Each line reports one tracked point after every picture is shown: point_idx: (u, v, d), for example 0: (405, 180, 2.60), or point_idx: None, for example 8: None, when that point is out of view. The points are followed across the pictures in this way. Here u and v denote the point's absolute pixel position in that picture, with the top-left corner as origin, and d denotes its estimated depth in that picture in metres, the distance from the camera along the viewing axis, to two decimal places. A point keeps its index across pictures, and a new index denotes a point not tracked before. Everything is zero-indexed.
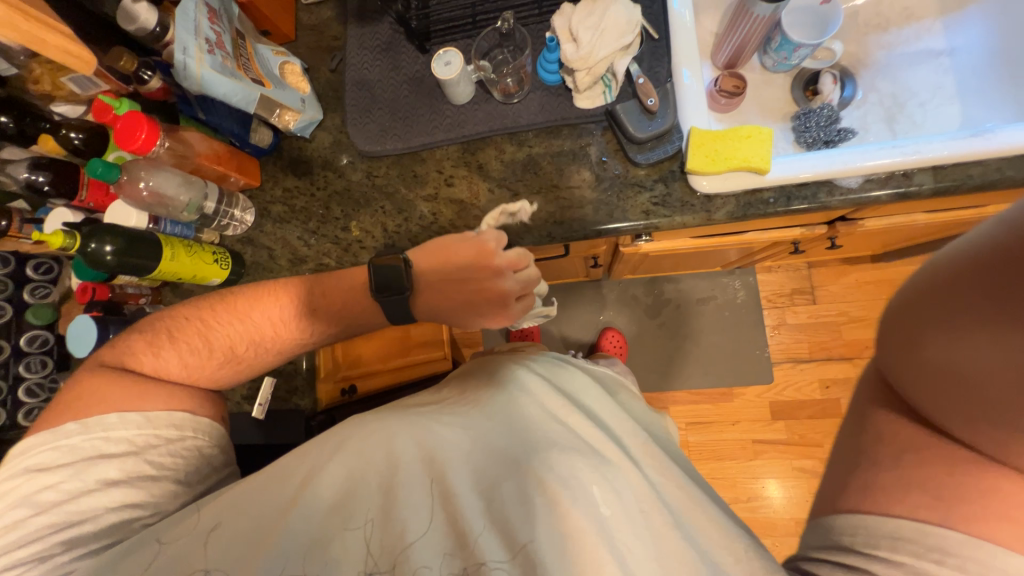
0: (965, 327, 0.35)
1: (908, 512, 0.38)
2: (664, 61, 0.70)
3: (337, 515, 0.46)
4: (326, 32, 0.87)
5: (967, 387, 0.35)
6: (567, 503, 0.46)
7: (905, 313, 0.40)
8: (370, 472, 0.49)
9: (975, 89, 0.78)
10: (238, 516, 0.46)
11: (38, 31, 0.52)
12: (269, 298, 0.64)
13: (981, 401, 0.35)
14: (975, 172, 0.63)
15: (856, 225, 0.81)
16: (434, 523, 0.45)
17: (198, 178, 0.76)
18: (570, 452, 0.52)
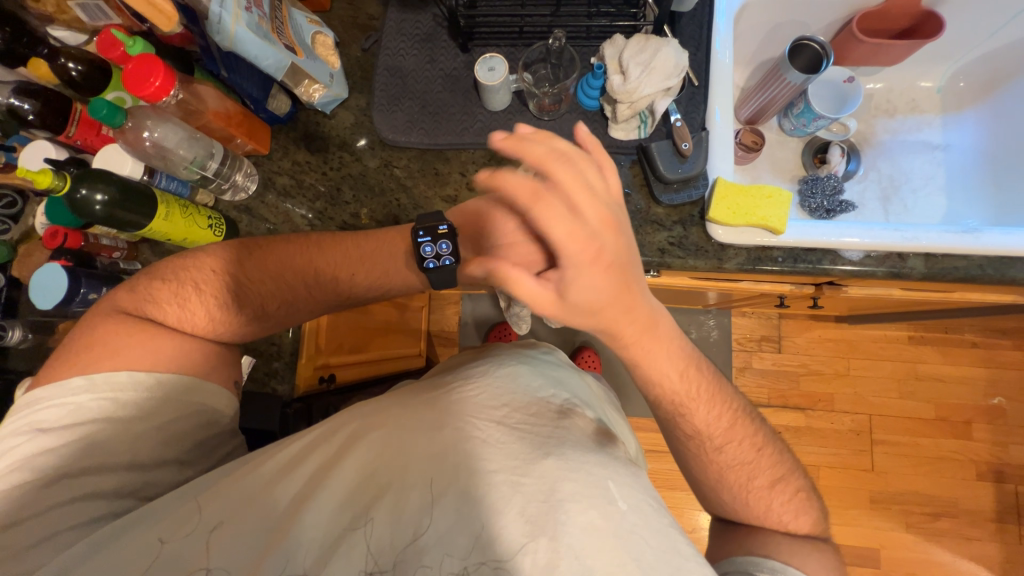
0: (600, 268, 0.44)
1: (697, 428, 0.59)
2: (700, 107, 0.72)
3: (344, 515, 0.45)
4: (363, 9, 0.84)
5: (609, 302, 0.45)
6: (582, 500, 0.45)
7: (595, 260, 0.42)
8: (379, 469, 0.48)
9: (962, 185, 0.85)
10: (248, 519, 0.46)
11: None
12: (302, 252, 0.65)
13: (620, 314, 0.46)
14: (962, 265, 0.68)
15: (840, 291, 0.87)
16: (443, 519, 0.44)
17: (203, 135, 0.71)
18: (582, 447, 0.51)
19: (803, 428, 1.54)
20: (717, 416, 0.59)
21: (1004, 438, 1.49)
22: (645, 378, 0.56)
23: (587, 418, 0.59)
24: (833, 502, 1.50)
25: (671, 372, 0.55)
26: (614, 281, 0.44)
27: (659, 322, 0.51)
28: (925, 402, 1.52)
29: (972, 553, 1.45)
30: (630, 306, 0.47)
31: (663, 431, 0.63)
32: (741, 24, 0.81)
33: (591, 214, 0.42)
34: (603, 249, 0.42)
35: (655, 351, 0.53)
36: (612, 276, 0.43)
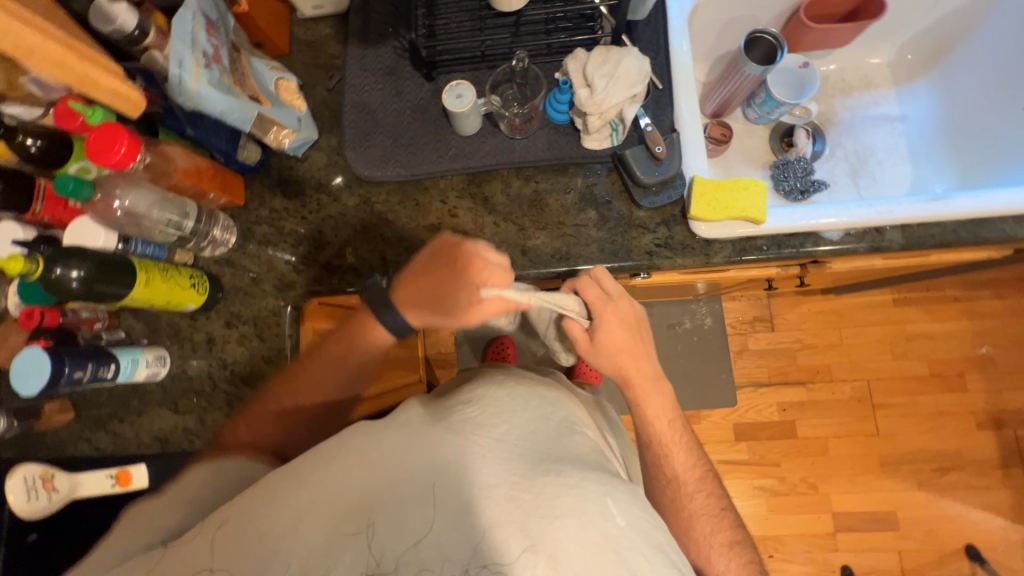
0: (629, 333, 0.64)
1: (673, 475, 0.69)
2: (668, 109, 0.74)
3: (345, 525, 0.45)
4: (322, 49, 0.84)
5: (634, 342, 0.65)
6: (580, 516, 0.46)
7: (627, 322, 0.64)
8: (380, 484, 0.46)
9: (924, 153, 0.88)
10: (250, 528, 0.45)
11: (89, 71, 0.52)
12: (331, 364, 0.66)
13: (641, 356, 0.66)
14: (936, 232, 0.70)
15: (824, 268, 0.89)
16: (442, 530, 0.44)
17: (175, 195, 0.69)
18: (583, 465, 0.51)
19: (806, 402, 1.57)
20: (692, 472, 0.69)
21: (996, 385, 1.54)
22: (642, 417, 0.69)
23: (586, 430, 0.59)
24: (845, 471, 1.53)
25: (662, 419, 0.68)
26: (628, 331, 0.64)
27: (661, 376, 0.68)
28: (918, 360, 1.56)
29: (984, 502, 1.48)
30: (639, 354, 0.65)
31: (643, 469, 0.72)
32: (695, 24, 0.83)
33: (617, 293, 0.64)
34: (625, 319, 0.64)
35: (660, 399, 0.68)
36: (629, 331, 0.64)
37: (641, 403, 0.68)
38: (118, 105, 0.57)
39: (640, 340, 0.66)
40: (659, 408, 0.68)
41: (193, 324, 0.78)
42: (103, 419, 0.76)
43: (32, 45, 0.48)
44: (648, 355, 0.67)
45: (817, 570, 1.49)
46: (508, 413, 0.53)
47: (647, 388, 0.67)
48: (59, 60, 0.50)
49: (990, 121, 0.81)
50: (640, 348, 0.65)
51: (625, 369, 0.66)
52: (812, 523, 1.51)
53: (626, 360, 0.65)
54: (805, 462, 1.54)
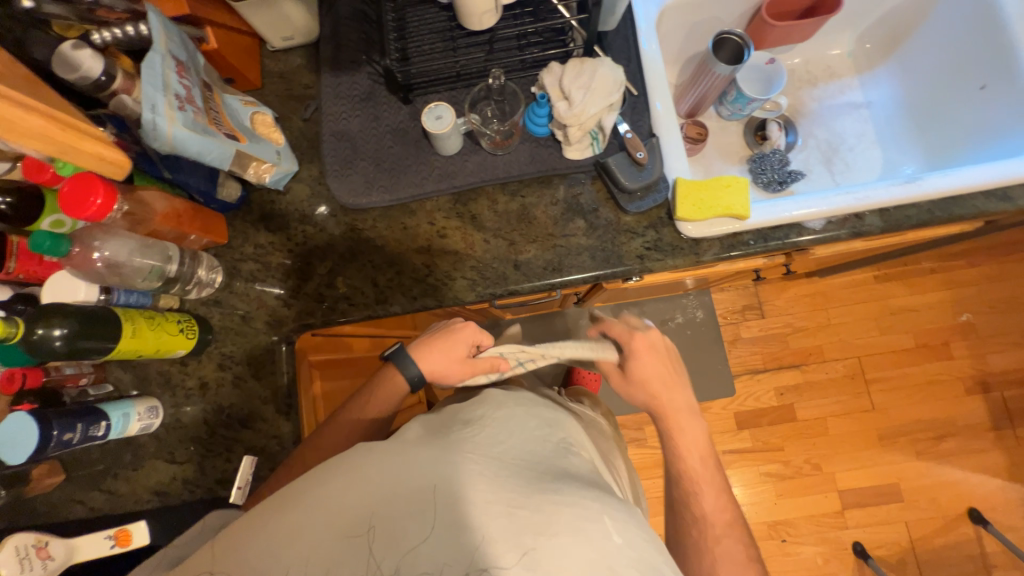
0: (661, 363, 0.74)
1: (703, 514, 0.69)
2: (645, 115, 0.75)
3: (342, 531, 0.45)
4: (295, 80, 0.83)
5: (667, 373, 0.74)
6: (578, 534, 0.45)
7: (660, 355, 0.74)
8: (379, 499, 0.46)
9: (891, 136, 0.92)
10: (247, 540, 0.46)
11: (74, 142, 0.51)
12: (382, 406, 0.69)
13: (674, 388, 0.73)
14: (913, 213, 0.73)
15: (809, 255, 0.91)
16: (440, 544, 0.44)
17: (155, 240, 0.68)
18: (581, 484, 0.51)
19: (802, 385, 1.60)
20: (722, 512, 0.69)
21: (980, 349, 1.59)
22: (675, 451, 0.72)
23: (582, 453, 0.59)
24: (846, 448, 1.56)
25: (694, 456, 0.72)
26: (660, 362, 0.74)
27: (698, 411, 0.73)
28: (904, 333, 1.60)
29: (981, 465, 1.52)
30: (672, 386, 0.74)
31: (670, 506, 0.73)
32: (663, 28, 0.85)
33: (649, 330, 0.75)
34: (658, 351, 0.74)
35: (693, 432, 0.72)
36: (661, 360, 0.74)
37: (678, 436, 0.72)
38: (103, 168, 0.55)
39: (673, 374, 0.74)
40: (692, 442, 0.72)
41: (184, 369, 0.76)
42: (96, 477, 0.73)
43: (12, 122, 0.46)
44: (682, 387, 0.74)
45: (830, 550, 1.51)
46: (508, 433, 0.54)
47: (680, 421, 0.72)
48: (45, 134, 0.49)
49: (949, 102, 0.84)
50: (671, 378, 0.74)
51: (660, 398, 0.73)
52: (820, 504, 1.53)
53: (659, 389, 0.73)
54: (807, 444, 1.56)
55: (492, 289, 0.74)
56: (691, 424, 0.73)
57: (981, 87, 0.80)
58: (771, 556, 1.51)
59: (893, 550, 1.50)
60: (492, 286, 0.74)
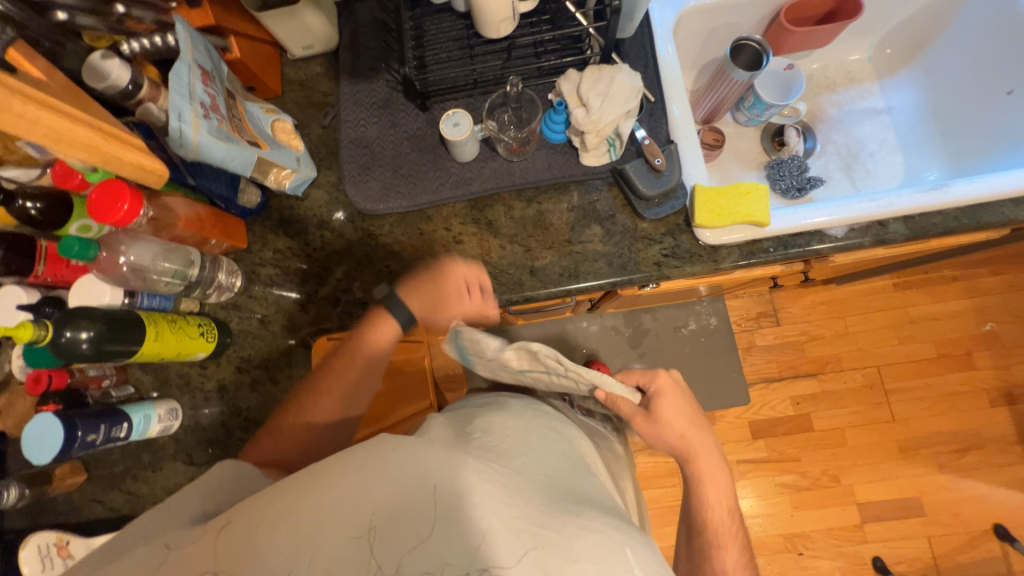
0: (693, 416, 0.74)
1: (725, 563, 0.71)
2: (663, 121, 0.75)
3: (352, 523, 0.44)
4: (314, 88, 0.84)
5: (696, 428, 0.74)
6: (598, 562, 0.44)
7: (692, 408, 0.74)
8: (395, 497, 0.44)
9: (914, 142, 0.90)
10: (251, 529, 0.45)
11: (114, 150, 0.51)
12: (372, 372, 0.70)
13: (703, 440, 0.74)
14: (938, 221, 0.71)
15: (828, 262, 0.90)
16: (441, 544, 0.42)
17: (177, 244, 0.69)
18: (600, 511, 0.51)
19: (818, 394, 1.57)
20: (743, 574, 0.71)
21: (1005, 360, 1.54)
22: (699, 500, 0.75)
23: (595, 478, 0.59)
24: (865, 459, 1.52)
25: (718, 506, 0.74)
26: (690, 413, 0.73)
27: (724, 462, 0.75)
28: (925, 342, 1.57)
29: (1007, 480, 1.47)
30: (700, 438, 0.74)
31: (687, 555, 0.75)
32: (679, 35, 0.84)
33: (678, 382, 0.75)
34: (689, 403, 0.74)
35: (718, 484, 0.74)
36: (693, 412, 0.74)
37: (703, 489, 0.74)
38: (143, 178, 0.55)
39: (698, 421, 0.74)
40: (716, 494, 0.74)
41: (203, 372, 0.77)
42: (117, 478, 0.74)
43: (61, 132, 0.47)
44: (709, 440, 0.74)
45: (848, 564, 1.47)
46: (527, 450, 0.54)
47: (708, 472, 0.74)
48: (88, 143, 0.49)
49: (973, 110, 0.83)
50: (701, 429, 0.74)
51: (689, 449, 0.73)
52: (838, 517, 1.50)
53: (689, 437, 0.73)
54: (824, 455, 1.53)
55: (507, 295, 0.74)
56: (716, 476, 0.74)
57: (1009, 94, 0.78)
58: (786, 570, 1.47)
59: (914, 566, 1.45)
60: (507, 292, 0.74)
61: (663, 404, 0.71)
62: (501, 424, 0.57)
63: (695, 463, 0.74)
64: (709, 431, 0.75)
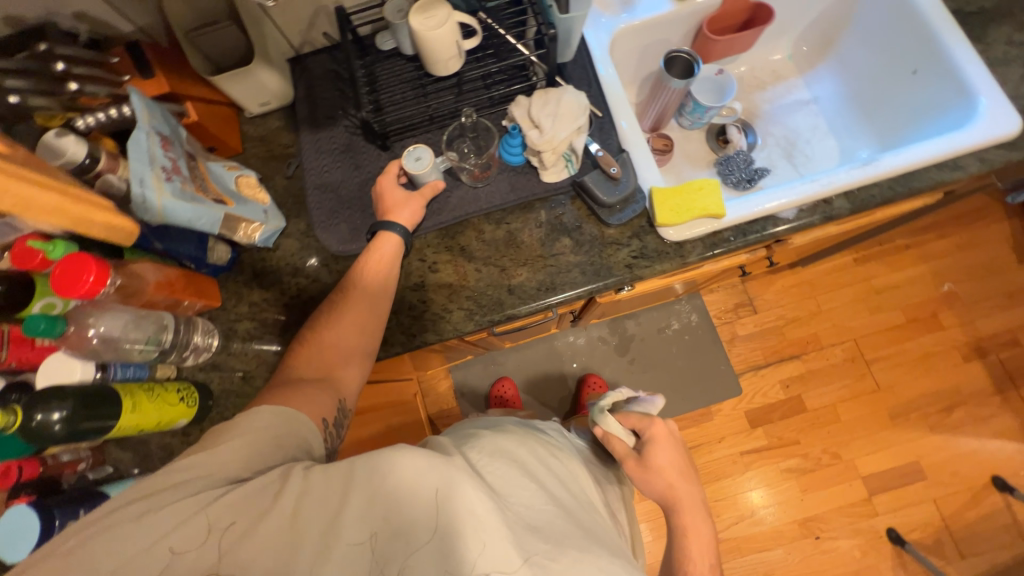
0: (682, 466, 0.80)
1: None
2: (612, 133, 0.79)
3: (362, 528, 0.49)
4: (275, 141, 0.86)
5: (682, 478, 0.80)
6: None
7: (681, 459, 0.80)
8: (403, 513, 0.49)
9: (843, 125, 0.98)
10: (260, 528, 0.49)
11: (85, 213, 0.51)
12: (385, 285, 0.71)
13: (687, 488, 0.80)
14: (876, 192, 0.76)
15: (787, 245, 0.95)
16: (440, 553, 0.48)
17: (149, 311, 0.68)
18: (601, 543, 0.56)
19: (805, 374, 1.61)
20: None
21: (968, 316, 1.62)
22: (679, 545, 0.80)
23: (592, 506, 0.64)
24: (861, 432, 1.55)
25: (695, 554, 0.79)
26: (679, 462, 0.80)
27: (705, 511, 0.81)
28: (894, 310, 1.64)
29: (995, 431, 1.53)
30: (685, 487, 0.80)
31: None
32: (616, 54, 0.90)
33: (673, 429, 0.80)
34: (679, 452, 0.80)
35: (698, 531, 0.80)
36: (682, 459, 0.80)
37: (683, 536, 0.80)
38: (112, 237, 0.56)
39: (683, 469, 0.81)
40: (695, 542, 0.80)
41: (185, 439, 0.74)
42: None
43: (28, 200, 0.47)
44: (691, 490, 0.81)
45: (864, 541, 1.48)
46: (535, 477, 0.58)
47: (688, 519, 0.80)
48: (58, 207, 0.49)
49: (894, 90, 0.90)
50: (686, 477, 0.80)
51: (672, 496, 0.79)
52: (846, 494, 1.51)
53: (674, 481, 0.79)
54: (822, 434, 1.56)
55: (489, 316, 0.75)
56: (696, 524, 0.80)
57: (914, 73, 0.86)
58: (806, 556, 1.47)
59: (927, 531, 1.47)
60: (489, 313, 0.75)
61: (655, 450, 0.78)
62: (510, 449, 0.60)
63: (676, 509, 0.80)
64: (693, 480, 0.81)
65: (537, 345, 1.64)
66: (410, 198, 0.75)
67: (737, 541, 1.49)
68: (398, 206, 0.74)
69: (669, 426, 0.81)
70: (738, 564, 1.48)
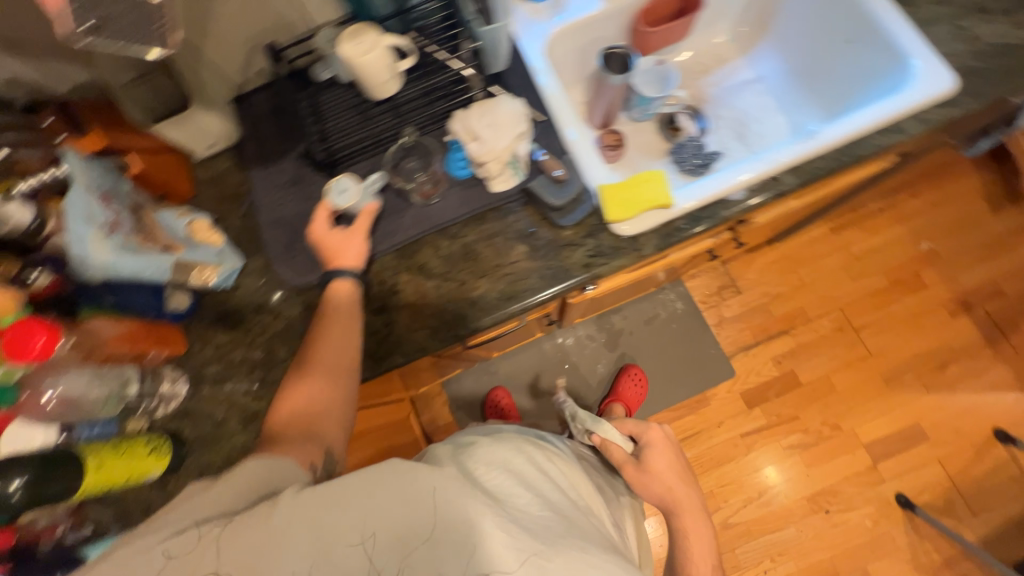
0: (681, 471, 0.83)
1: None
2: (555, 135, 0.79)
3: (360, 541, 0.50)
4: (227, 181, 0.87)
5: (680, 483, 0.81)
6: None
7: (679, 465, 0.83)
8: (401, 522, 0.50)
9: (790, 101, 0.98)
10: (257, 551, 0.49)
11: None
12: (346, 334, 0.68)
13: (686, 493, 0.81)
14: (821, 164, 0.76)
15: (749, 224, 0.96)
16: (439, 554, 0.49)
17: (110, 367, 0.68)
18: (594, 541, 0.57)
19: (796, 349, 1.60)
20: None
21: (951, 272, 1.62)
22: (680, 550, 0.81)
23: (585, 508, 0.66)
24: (859, 400, 1.55)
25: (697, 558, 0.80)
26: (677, 466, 0.82)
27: (707, 517, 0.82)
28: (876, 275, 1.64)
29: (990, 384, 1.53)
30: (685, 490, 0.82)
31: None
32: (555, 57, 0.91)
33: (668, 433, 0.85)
34: (675, 456, 0.83)
35: (699, 535, 0.81)
36: (679, 464, 0.82)
37: (685, 542, 0.80)
38: None
39: (682, 473, 0.82)
40: (698, 546, 0.80)
41: (162, 490, 0.74)
42: None
43: None
44: (692, 495, 0.82)
45: (875, 509, 1.47)
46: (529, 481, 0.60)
47: (688, 525, 0.81)
48: None
49: (832, 61, 0.91)
50: (685, 481, 0.82)
51: (672, 502, 0.81)
52: (851, 464, 1.50)
53: (672, 484, 0.81)
54: (820, 407, 1.55)
55: (453, 331, 0.75)
56: (698, 529, 0.81)
57: (847, 42, 0.87)
58: (818, 531, 1.46)
59: (936, 492, 1.46)
60: (453, 328, 0.75)
61: (650, 452, 0.82)
62: (505, 456, 0.62)
63: (676, 515, 0.81)
64: (693, 486, 0.83)
65: (526, 351, 1.64)
66: (350, 238, 0.73)
67: (748, 524, 1.48)
68: (340, 250, 0.72)
69: (664, 431, 0.85)
70: (751, 547, 1.47)
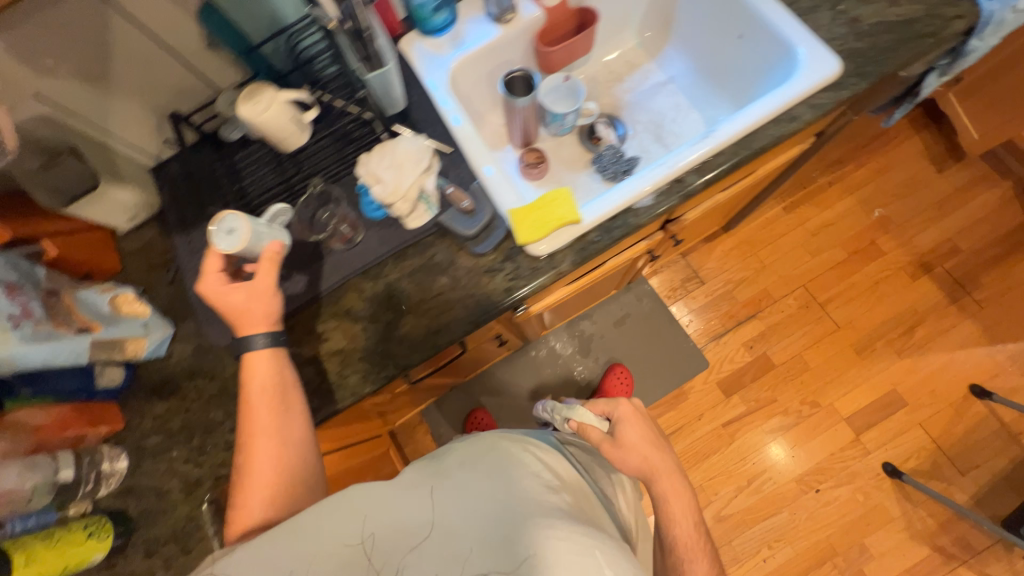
0: (654, 441, 0.77)
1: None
2: (464, 165, 0.81)
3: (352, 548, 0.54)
4: (153, 250, 0.87)
5: (654, 453, 0.75)
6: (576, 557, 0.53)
7: (651, 436, 0.77)
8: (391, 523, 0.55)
9: (702, 98, 1.00)
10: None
11: None
12: (275, 412, 0.64)
13: (661, 466, 0.75)
14: (725, 160, 0.78)
15: (680, 222, 0.97)
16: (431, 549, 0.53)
17: (41, 454, 0.66)
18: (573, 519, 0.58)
19: (766, 331, 1.61)
20: None
21: (906, 235, 1.64)
22: (664, 523, 0.75)
23: (571, 487, 0.68)
24: (834, 374, 1.55)
25: (688, 531, 0.74)
26: (650, 436, 0.77)
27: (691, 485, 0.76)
28: (835, 248, 1.65)
29: (958, 341, 1.54)
30: (664, 459, 0.75)
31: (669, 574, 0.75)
32: (462, 87, 0.92)
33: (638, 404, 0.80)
34: (647, 425, 0.78)
35: (681, 509, 0.74)
36: (652, 434, 0.77)
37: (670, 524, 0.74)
38: None
39: (657, 442, 0.77)
40: (683, 526, 0.74)
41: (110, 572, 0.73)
42: None
43: None
44: (669, 464, 0.76)
45: (864, 482, 1.46)
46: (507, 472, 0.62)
47: (669, 505, 0.74)
48: None
49: (732, 57, 0.93)
50: (659, 451, 0.76)
51: (651, 477, 0.75)
52: (835, 439, 1.50)
53: (647, 454, 0.75)
54: (796, 386, 1.55)
55: (385, 371, 0.75)
56: (681, 500, 0.74)
57: (740, 38, 0.90)
58: (812, 512, 1.45)
59: (922, 457, 1.46)
60: (384, 368, 0.75)
61: (620, 425, 0.78)
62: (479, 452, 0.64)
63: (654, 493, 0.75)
64: (671, 457, 0.77)
65: (499, 369, 1.63)
66: (254, 296, 0.66)
67: (741, 514, 1.47)
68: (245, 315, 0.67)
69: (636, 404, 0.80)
70: (747, 537, 1.45)
